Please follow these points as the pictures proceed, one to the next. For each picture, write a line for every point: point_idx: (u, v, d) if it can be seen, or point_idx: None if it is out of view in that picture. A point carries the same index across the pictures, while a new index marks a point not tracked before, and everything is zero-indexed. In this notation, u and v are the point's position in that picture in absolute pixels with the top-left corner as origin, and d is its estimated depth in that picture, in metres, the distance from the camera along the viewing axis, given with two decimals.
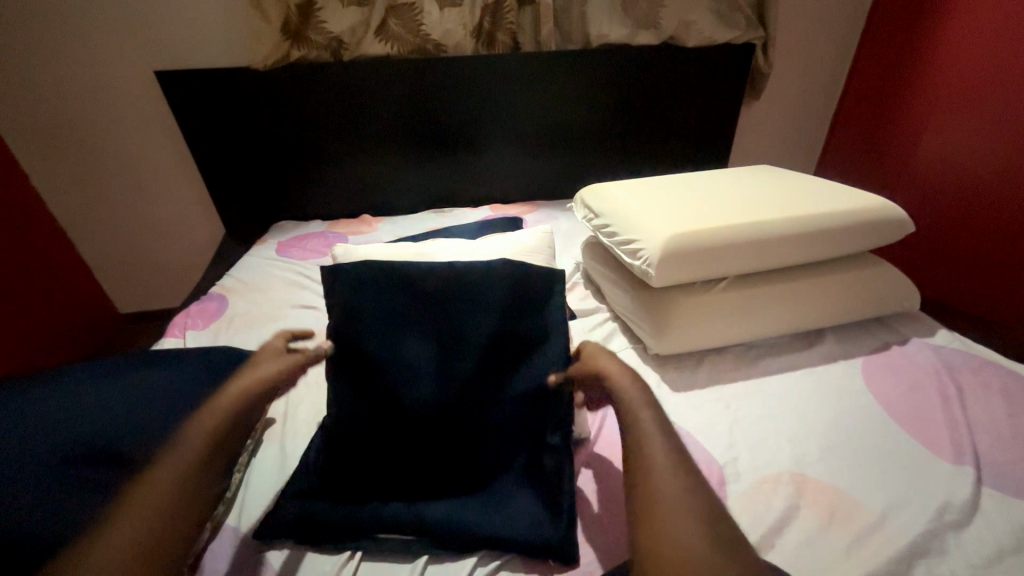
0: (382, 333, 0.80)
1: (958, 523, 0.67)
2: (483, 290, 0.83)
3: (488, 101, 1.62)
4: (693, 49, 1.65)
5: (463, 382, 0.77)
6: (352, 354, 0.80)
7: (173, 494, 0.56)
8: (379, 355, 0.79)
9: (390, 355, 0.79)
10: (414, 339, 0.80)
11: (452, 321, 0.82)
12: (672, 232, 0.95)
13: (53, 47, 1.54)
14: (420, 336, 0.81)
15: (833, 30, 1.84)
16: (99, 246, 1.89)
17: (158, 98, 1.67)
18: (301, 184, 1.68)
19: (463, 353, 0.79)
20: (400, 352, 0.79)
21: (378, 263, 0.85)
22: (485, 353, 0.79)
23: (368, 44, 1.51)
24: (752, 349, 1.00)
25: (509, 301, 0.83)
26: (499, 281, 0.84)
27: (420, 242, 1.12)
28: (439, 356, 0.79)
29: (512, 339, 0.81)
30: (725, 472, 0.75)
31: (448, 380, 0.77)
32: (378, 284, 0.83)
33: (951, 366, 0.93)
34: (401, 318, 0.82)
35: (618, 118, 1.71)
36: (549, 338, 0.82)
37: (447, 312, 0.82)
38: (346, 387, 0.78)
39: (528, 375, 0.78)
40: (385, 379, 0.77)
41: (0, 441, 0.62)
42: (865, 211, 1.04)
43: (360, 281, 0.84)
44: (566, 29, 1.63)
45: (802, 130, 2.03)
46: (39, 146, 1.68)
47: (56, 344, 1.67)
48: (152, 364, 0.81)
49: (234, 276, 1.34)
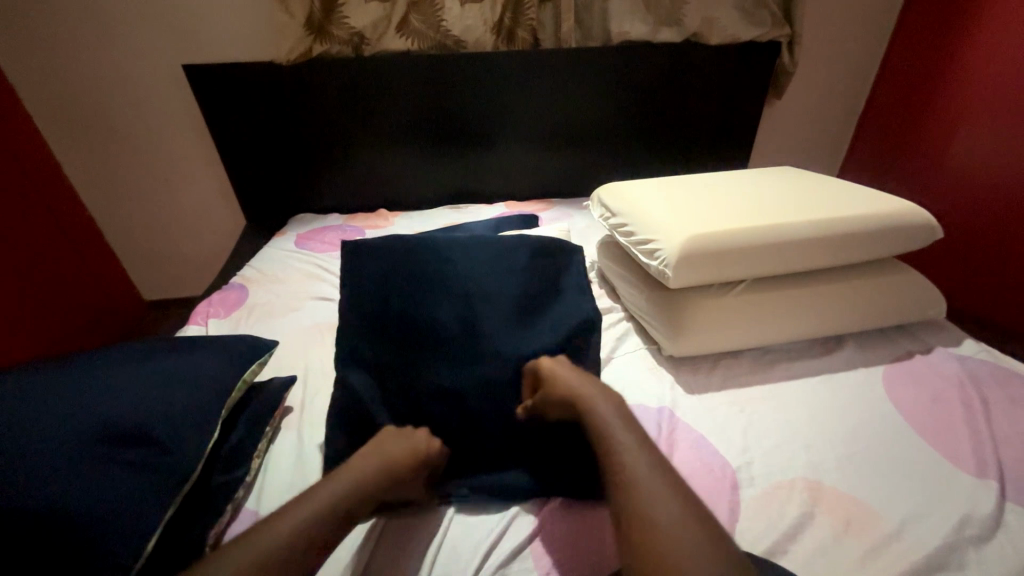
0: (409, 294, 0.86)
1: (979, 537, 0.66)
2: (504, 263, 0.93)
3: (507, 97, 1.62)
4: (715, 47, 1.62)
5: (492, 340, 0.83)
6: (381, 313, 0.84)
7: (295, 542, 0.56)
8: (407, 312, 0.84)
9: (416, 314, 0.84)
10: (450, 304, 0.85)
11: (475, 286, 0.88)
12: (689, 234, 0.94)
13: (87, 41, 1.59)
14: (444, 298, 0.86)
15: (863, 27, 1.78)
16: (126, 235, 1.95)
17: (185, 92, 1.71)
18: (320, 177, 1.71)
19: (487, 313, 0.86)
20: (427, 311, 0.84)
21: (406, 236, 0.93)
22: (506, 317, 0.86)
23: (389, 39, 1.53)
24: (768, 353, 0.99)
25: (536, 274, 0.93)
26: (518, 256, 0.94)
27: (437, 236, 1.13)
28: (465, 315, 0.85)
29: (535, 305, 0.90)
30: (737, 476, 0.74)
31: (473, 336, 0.83)
32: (406, 253, 0.90)
33: (977, 378, 0.91)
34: (427, 282, 0.87)
35: (636, 117, 1.69)
36: (563, 307, 0.90)
37: (470, 278, 0.89)
38: (373, 343, 0.82)
39: (550, 337, 0.85)
40: (412, 336, 0.83)
41: (34, 416, 0.64)
42: (890, 216, 1.01)
43: (387, 249, 0.90)
44: (586, 25, 1.62)
45: (827, 131, 1.98)
46: (73, 137, 1.74)
47: (82, 328, 1.73)
48: (174, 350, 0.83)
49: (254, 266, 1.36)
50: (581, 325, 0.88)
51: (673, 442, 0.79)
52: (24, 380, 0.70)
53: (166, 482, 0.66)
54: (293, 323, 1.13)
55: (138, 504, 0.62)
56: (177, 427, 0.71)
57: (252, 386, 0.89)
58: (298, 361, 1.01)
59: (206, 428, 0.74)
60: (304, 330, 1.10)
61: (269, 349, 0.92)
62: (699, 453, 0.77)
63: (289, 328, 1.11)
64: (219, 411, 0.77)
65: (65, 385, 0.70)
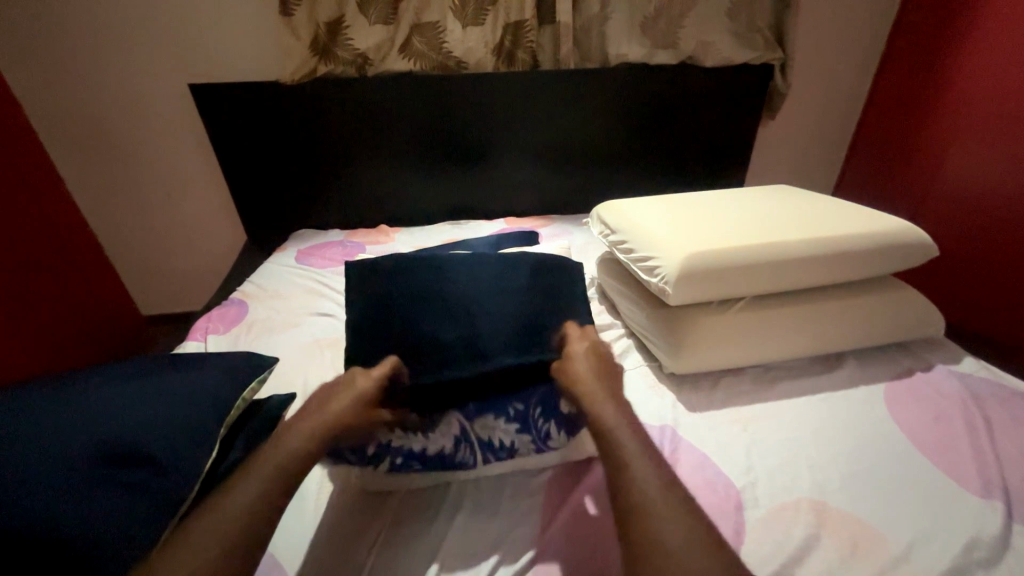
0: (406, 314, 0.86)
1: (986, 560, 0.65)
2: (503, 286, 0.92)
3: (507, 117, 1.65)
4: (710, 69, 1.66)
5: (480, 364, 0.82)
6: (377, 332, 0.84)
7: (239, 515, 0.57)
8: (402, 333, 0.84)
9: (411, 335, 0.84)
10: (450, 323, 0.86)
11: (470, 309, 0.88)
12: (689, 251, 0.95)
13: (97, 59, 1.63)
14: (439, 321, 0.86)
15: (853, 51, 1.84)
16: (126, 249, 1.95)
17: (190, 110, 1.74)
18: (322, 194, 1.72)
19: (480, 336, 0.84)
20: (421, 332, 0.84)
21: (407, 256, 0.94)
22: (498, 341, 0.85)
23: (392, 60, 1.56)
24: (770, 371, 0.99)
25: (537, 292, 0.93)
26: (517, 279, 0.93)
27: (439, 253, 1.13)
28: (456, 338, 0.84)
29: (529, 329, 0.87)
30: (742, 497, 0.73)
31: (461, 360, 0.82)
32: (406, 273, 0.91)
33: (978, 396, 0.91)
34: (424, 302, 0.87)
35: (634, 135, 1.72)
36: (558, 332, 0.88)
37: (466, 301, 0.89)
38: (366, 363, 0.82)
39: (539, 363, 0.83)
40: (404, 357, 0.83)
41: (29, 434, 0.63)
42: (885, 234, 1.02)
43: (388, 268, 0.91)
44: (585, 48, 1.66)
45: (821, 150, 2.02)
46: (77, 152, 1.76)
47: (79, 343, 1.72)
48: (173, 366, 0.82)
49: (254, 281, 1.37)
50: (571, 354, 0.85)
51: (676, 462, 0.79)
52: (23, 397, 0.69)
53: (163, 502, 0.65)
54: (293, 339, 1.12)
55: (135, 525, 0.61)
56: (175, 444, 0.69)
57: (251, 403, 0.88)
58: (298, 379, 1.01)
59: (205, 445, 0.73)
60: (304, 346, 1.10)
61: (268, 366, 0.91)
62: (702, 473, 0.77)
63: (289, 344, 1.11)
64: (218, 428, 0.76)
65: (64, 402, 0.69)
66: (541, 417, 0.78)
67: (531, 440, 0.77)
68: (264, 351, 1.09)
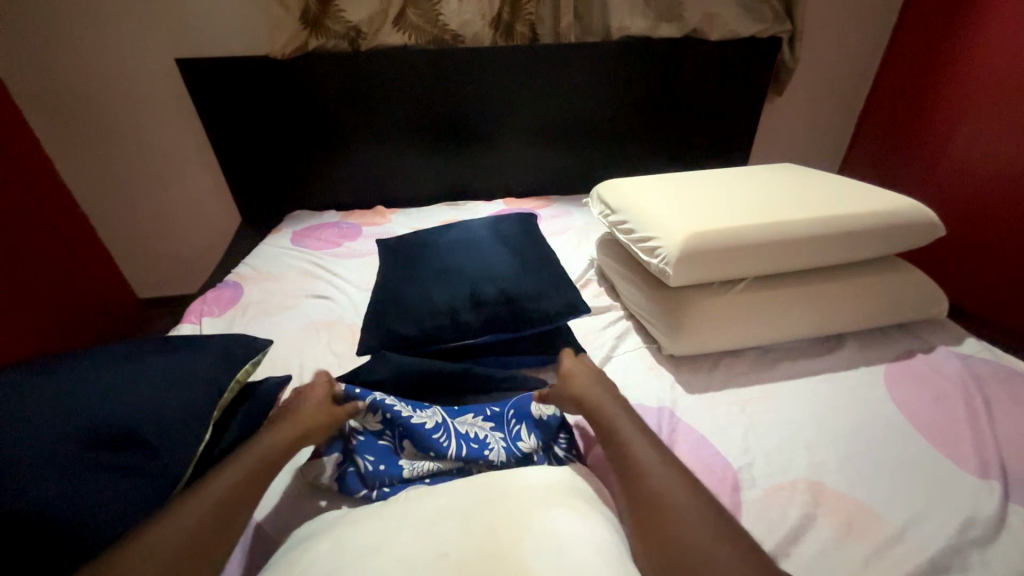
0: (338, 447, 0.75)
1: (982, 539, 0.65)
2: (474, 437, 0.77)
3: (506, 94, 1.60)
4: (716, 43, 1.61)
5: (490, 315, 0.98)
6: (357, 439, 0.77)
7: (210, 512, 0.58)
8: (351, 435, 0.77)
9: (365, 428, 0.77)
10: None
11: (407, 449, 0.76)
12: (690, 231, 0.93)
13: (78, 32, 1.56)
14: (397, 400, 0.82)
15: (863, 26, 1.78)
16: (119, 232, 1.92)
17: (179, 88, 1.69)
18: (316, 173, 1.68)
19: (485, 303, 1.00)
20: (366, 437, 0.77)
21: None
22: (503, 301, 1.00)
23: (386, 33, 1.51)
24: (769, 352, 0.98)
25: None
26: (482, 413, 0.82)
27: (430, 259, 1.13)
28: (459, 331, 0.96)
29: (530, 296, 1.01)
30: (739, 477, 0.73)
31: (476, 323, 0.97)
32: None
33: (979, 377, 0.90)
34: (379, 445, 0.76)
35: (634, 112, 1.67)
36: (550, 298, 1.01)
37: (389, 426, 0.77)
38: (401, 333, 0.96)
39: (541, 325, 0.98)
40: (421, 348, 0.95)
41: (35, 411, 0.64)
42: (890, 212, 1.00)
43: None
44: (586, 20, 1.60)
45: (825, 129, 1.97)
46: (65, 133, 1.72)
47: (74, 327, 1.71)
48: (171, 349, 0.81)
49: (249, 263, 1.34)
50: (564, 308, 1.00)
51: (673, 443, 0.78)
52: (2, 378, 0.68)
53: (150, 484, 0.64)
54: (289, 320, 1.12)
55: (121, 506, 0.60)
56: (166, 429, 0.69)
57: (246, 386, 0.87)
58: (293, 361, 1.00)
59: (196, 426, 0.72)
60: (299, 328, 1.09)
61: (263, 349, 0.90)
62: (700, 453, 0.77)
63: (284, 326, 1.10)
64: (210, 410, 0.76)
65: (40, 385, 0.68)
66: (514, 419, 0.79)
67: (503, 438, 0.76)
68: (259, 332, 1.08)
